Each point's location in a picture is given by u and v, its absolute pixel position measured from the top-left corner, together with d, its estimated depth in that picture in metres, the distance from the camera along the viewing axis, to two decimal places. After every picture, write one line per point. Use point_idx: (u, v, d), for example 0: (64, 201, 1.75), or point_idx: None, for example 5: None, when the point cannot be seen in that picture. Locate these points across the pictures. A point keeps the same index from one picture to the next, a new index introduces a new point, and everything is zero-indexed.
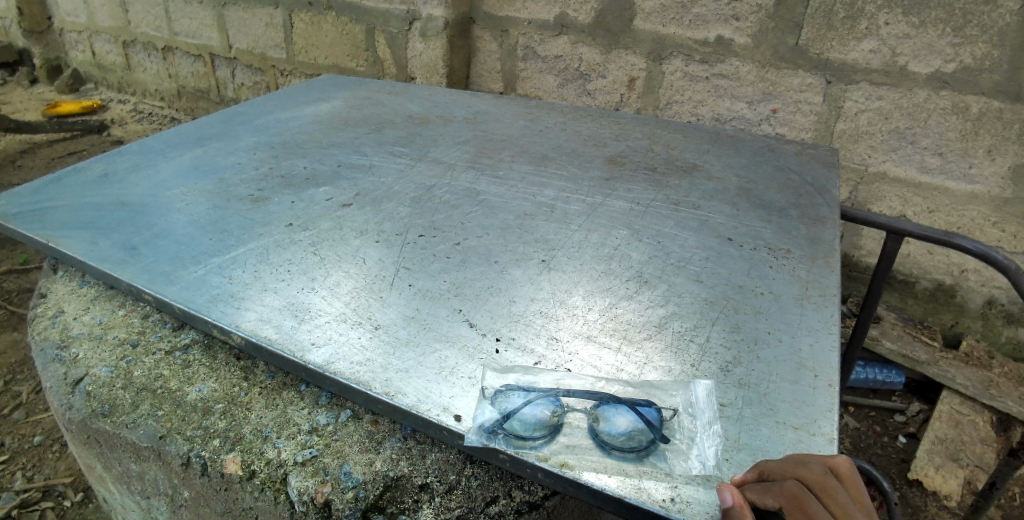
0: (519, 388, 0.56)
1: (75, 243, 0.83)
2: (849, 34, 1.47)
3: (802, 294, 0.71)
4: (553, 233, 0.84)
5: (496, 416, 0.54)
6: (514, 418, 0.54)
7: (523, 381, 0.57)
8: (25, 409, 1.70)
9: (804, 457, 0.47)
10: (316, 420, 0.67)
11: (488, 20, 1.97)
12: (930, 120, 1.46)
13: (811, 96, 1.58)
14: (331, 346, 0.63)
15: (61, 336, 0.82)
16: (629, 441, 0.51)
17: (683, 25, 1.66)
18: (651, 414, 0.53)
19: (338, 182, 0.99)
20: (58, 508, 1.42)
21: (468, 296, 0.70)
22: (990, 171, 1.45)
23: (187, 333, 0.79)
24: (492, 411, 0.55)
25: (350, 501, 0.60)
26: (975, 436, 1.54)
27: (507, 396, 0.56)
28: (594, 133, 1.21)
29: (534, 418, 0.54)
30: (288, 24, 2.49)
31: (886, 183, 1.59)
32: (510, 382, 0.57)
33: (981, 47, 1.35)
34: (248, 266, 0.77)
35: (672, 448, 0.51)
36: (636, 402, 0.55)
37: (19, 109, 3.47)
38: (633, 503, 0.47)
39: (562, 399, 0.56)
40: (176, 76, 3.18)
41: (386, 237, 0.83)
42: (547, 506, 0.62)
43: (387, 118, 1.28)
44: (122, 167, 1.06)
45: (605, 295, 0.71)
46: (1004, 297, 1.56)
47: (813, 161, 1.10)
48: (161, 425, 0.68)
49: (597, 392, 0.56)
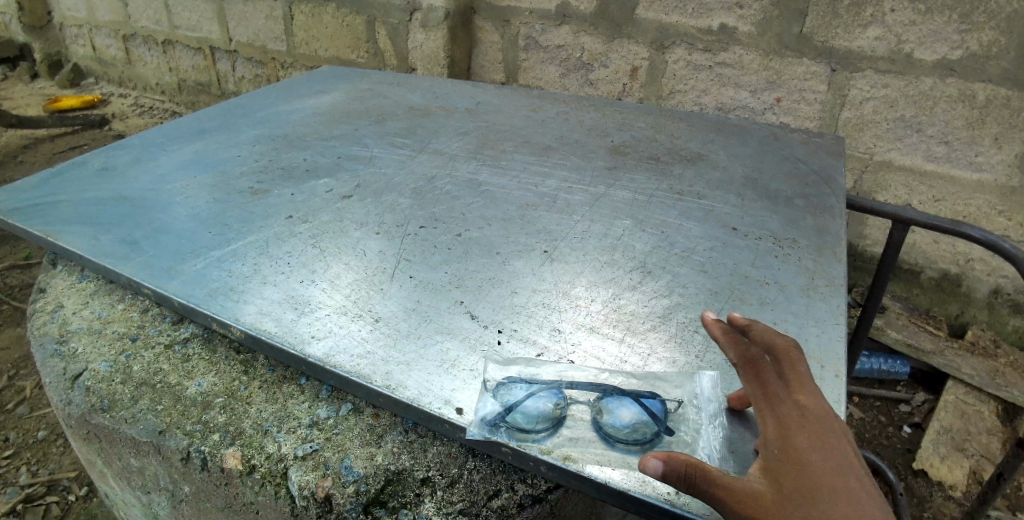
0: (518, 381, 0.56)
1: (73, 237, 0.82)
2: (854, 21, 1.45)
3: (808, 284, 0.70)
4: (555, 223, 0.83)
5: (498, 409, 0.54)
6: (517, 411, 0.53)
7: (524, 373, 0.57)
8: (29, 404, 1.71)
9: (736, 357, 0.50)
10: (316, 414, 0.67)
11: (489, 10, 1.95)
12: (937, 108, 1.44)
13: (816, 85, 1.56)
14: (331, 338, 0.63)
15: (60, 331, 0.81)
16: (632, 433, 0.50)
17: (687, 13, 1.64)
18: (654, 408, 0.53)
19: (337, 174, 0.98)
20: (63, 503, 1.42)
21: (470, 288, 0.70)
22: (996, 159, 1.43)
23: (187, 327, 0.79)
24: (494, 404, 0.54)
25: (352, 496, 0.59)
26: (981, 425, 1.53)
27: (509, 389, 0.55)
28: (597, 123, 1.20)
29: (536, 410, 0.53)
30: (287, 16, 2.47)
31: (891, 171, 1.57)
32: (512, 375, 0.57)
33: (988, 33, 1.32)
34: (247, 260, 0.76)
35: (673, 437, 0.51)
36: (639, 393, 0.54)
37: (19, 105, 3.46)
38: (637, 497, 0.47)
39: (565, 391, 0.55)
40: (177, 69, 3.17)
41: (387, 229, 0.82)
42: (552, 499, 0.61)
43: (388, 109, 1.27)
44: (120, 160, 1.05)
45: (608, 286, 0.70)
46: (1010, 287, 1.54)
47: (819, 150, 1.09)
48: (161, 420, 0.67)
49: (602, 381, 0.55)
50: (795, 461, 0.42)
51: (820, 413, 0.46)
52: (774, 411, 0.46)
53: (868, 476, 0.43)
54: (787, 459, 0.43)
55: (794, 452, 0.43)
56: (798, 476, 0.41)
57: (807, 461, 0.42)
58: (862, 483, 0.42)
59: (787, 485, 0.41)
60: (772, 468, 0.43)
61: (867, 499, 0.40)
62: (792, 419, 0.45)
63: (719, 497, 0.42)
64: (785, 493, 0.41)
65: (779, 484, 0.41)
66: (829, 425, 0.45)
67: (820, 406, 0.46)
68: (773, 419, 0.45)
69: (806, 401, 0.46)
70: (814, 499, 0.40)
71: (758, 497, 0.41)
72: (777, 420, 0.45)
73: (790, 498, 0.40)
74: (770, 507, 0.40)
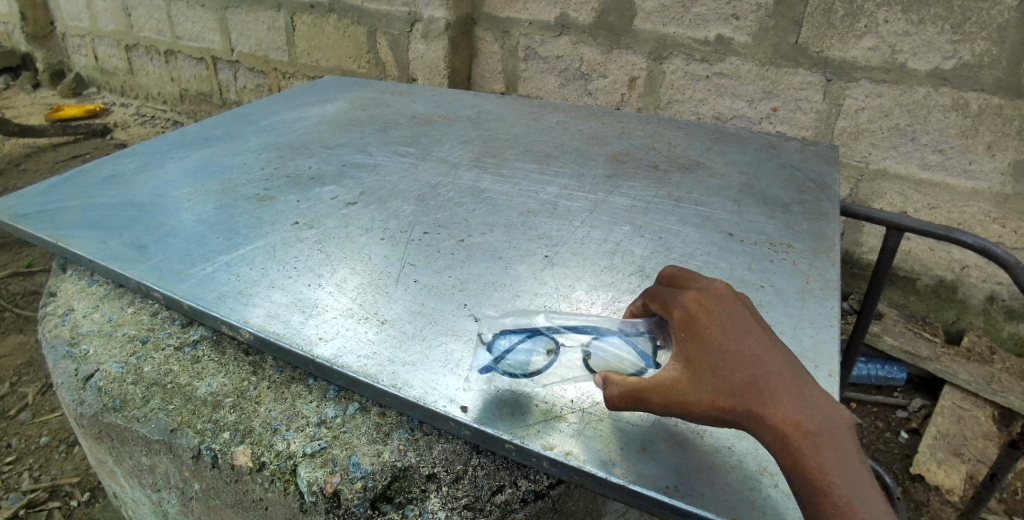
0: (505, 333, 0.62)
1: (84, 242, 0.84)
2: (849, 32, 1.48)
3: (803, 287, 0.72)
4: (556, 229, 0.85)
5: (488, 360, 0.58)
6: (506, 360, 0.57)
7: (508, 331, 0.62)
8: (32, 410, 1.71)
9: (636, 304, 0.60)
10: (324, 413, 0.68)
11: (490, 21, 1.98)
12: (931, 117, 1.47)
13: (812, 94, 1.59)
14: (339, 340, 0.64)
15: (71, 333, 0.83)
16: (618, 368, 0.53)
17: (684, 24, 1.67)
18: (642, 343, 0.55)
19: (343, 181, 1.00)
20: (66, 509, 1.43)
21: (473, 291, 0.71)
22: (990, 167, 1.45)
23: (196, 329, 0.80)
24: (484, 355, 0.58)
25: (360, 491, 0.61)
26: (978, 430, 1.52)
27: (500, 340, 0.59)
28: (596, 131, 1.22)
29: (527, 360, 0.57)
30: (290, 26, 2.50)
31: (886, 179, 1.59)
32: (505, 326, 0.60)
33: (980, 44, 1.35)
34: (255, 264, 0.78)
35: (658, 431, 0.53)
36: (629, 327, 0.57)
37: (22, 114, 3.49)
38: (637, 491, 0.48)
39: (556, 335, 0.58)
40: (179, 79, 3.20)
41: (392, 235, 0.84)
42: (554, 495, 0.62)
43: (391, 118, 1.30)
44: (129, 167, 1.07)
45: (607, 290, 0.72)
46: (1005, 293, 1.56)
47: (814, 158, 1.11)
48: (172, 419, 0.69)
49: (594, 327, 0.57)
50: (695, 339, 0.49)
51: (714, 292, 0.53)
52: (675, 302, 0.53)
53: (764, 332, 0.50)
54: (691, 340, 0.49)
55: (696, 332, 0.49)
56: (701, 353, 0.48)
57: (709, 336, 0.48)
58: (760, 338, 0.48)
59: (695, 363, 0.47)
60: (681, 352, 0.49)
61: (762, 346, 0.48)
62: (692, 305, 0.51)
63: (643, 398, 0.48)
64: (694, 369, 0.47)
65: (689, 362, 0.48)
66: (725, 301, 0.52)
67: (715, 287, 0.54)
68: (673, 309, 0.52)
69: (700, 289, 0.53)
70: (718, 366, 0.47)
71: (673, 383, 0.47)
72: (678, 308, 0.52)
73: (699, 374, 0.47)
74: (684, 386, 0.47)
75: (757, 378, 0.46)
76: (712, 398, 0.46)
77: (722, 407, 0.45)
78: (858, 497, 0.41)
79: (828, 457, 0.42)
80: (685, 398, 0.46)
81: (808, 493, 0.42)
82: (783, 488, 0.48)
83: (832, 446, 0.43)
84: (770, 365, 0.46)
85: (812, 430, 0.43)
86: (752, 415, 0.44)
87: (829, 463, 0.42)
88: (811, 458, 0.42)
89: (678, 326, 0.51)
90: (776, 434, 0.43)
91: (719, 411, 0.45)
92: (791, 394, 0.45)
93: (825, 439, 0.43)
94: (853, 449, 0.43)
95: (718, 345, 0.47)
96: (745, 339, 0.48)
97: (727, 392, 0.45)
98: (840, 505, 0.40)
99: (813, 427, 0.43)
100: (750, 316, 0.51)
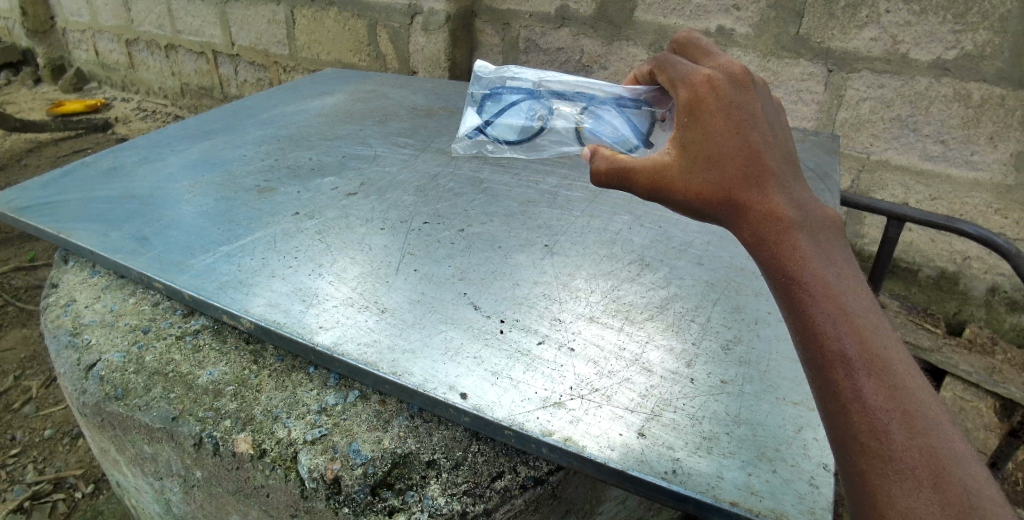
0: (532, 99, 0.88)
1: (86, 234, 0.85)
2: (850, 22, 1.47)
3: None
4: (556, 219, 0.85)
5: (480, 122, 0.92)
6: (496, 124, 0.90)
7: (534, 100, 0.88)
8: (36, 403, 1.72)
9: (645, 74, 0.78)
10: (325, 401, 0.68)
11: (490, 13, 1.98)
12: (932, 108, 1.46)
13: (813, 86, 1.59)
14: (338, 329, 0.65)
15: (73, 323, 0.83)
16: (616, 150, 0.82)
17: (685, 15, 1.66)
18: (641, 120, 0.81)
19: (344, 172, 1.00)
20: (70, 500, 1.44)
21: (473, 280, 0.72)
22: (992, 158, 1.43)
23: (198, 319, 0.81)
24: (478, 119, 0.92)
25: (360, 477, 0.61)
26: (978, 422, 1.51)
27: (501, 109, 0.89)
28: None
29: (513, 126, 0.90)
30: (290, 20, 2.49)
31: (888, 170, 1.58)
32: (513, 100, 0.89)
33: (982, 34, 1.34)
34: (255, 254, 0.78)
35: (656, 417, 0.54)
36: (637, 105, 0.82)
37: (24, 110, 3.50)
38: (634, 476, 0.48)
39: (554, 108, 0.87)
40: (180, 73, 3.19)
41: (392, 225, 0.84)
42: (553, 481, 0.63)
43: (391, 110, 1.29)
44: (129, 160, 1.07)
45: (607, 279, 0.72)
46: (1007, 284, 1.55)
47: (814, 148, 1.11)
48: (174, 407, 0.69)
49: (600, 107, 0.84)
50: (698, 127, 0.55)
51: (728, 79, 0.58)
52: (689, 84, 0.58)
53: (764, 126, 0.56)
54: (689, 127, 0.56)
55: (696, 118, 0.56)
56: (702, 143, 0.55)
57: (708, 124, 0.55)
58: (761, 134, 0.56)
59: (691, 151, 0.55)
60: (679, 137, 0.56)
61: (759, 145, 0.55)
62: (697, 88, 0.57)
63: (631, 177, 0.57)
64: (690, 158, 0.55)
65: (687, 151, 0.55)
66: (730, 89, 0.57)
67: (730, 74, 0.59)
68: (683, 86, 0.59)
69: (708, 71, 0.58)
70: (713, 159, 0.54)
71: (665, 169, 0.56)
72: (688, 87, 0.58)
73: (690, 164, 0.55)
74: (675, 173, 0.55)
75: (746, 171, 0.54)
76: (698, 187, 0.54)
77: (707, 199, 0.54)
78: (834, 285, 0.49)
79: (804, 245, 0.51)
80: (673, 183, 0.55)
81: (781, 274, 0.51)
82: (782, 473, 0.48)
83: (808, 237, 0.52)
84: (761, 163, 0.54)
85: (789, 221, 0.52)
86: (734, 207, 0.54)
87: (804, 249, 0.51)
88: (788, 246, 0.51)
89: (680, 109, 0.57)
90: (754, 227, 0.53)
91: (702, 202, 0.55)
92: (774, 187, 0.54)
93: (802, 230, 0.52)
94: (827, 243, 0.52)
95: (714, 137, 0.54)
96: (743, 134, 0.55)
97: (718, 188, 0.54)
98: (813, 287, 0.49)
99: (789, 221, 0.52)
100: (753, 110, 0.56)
